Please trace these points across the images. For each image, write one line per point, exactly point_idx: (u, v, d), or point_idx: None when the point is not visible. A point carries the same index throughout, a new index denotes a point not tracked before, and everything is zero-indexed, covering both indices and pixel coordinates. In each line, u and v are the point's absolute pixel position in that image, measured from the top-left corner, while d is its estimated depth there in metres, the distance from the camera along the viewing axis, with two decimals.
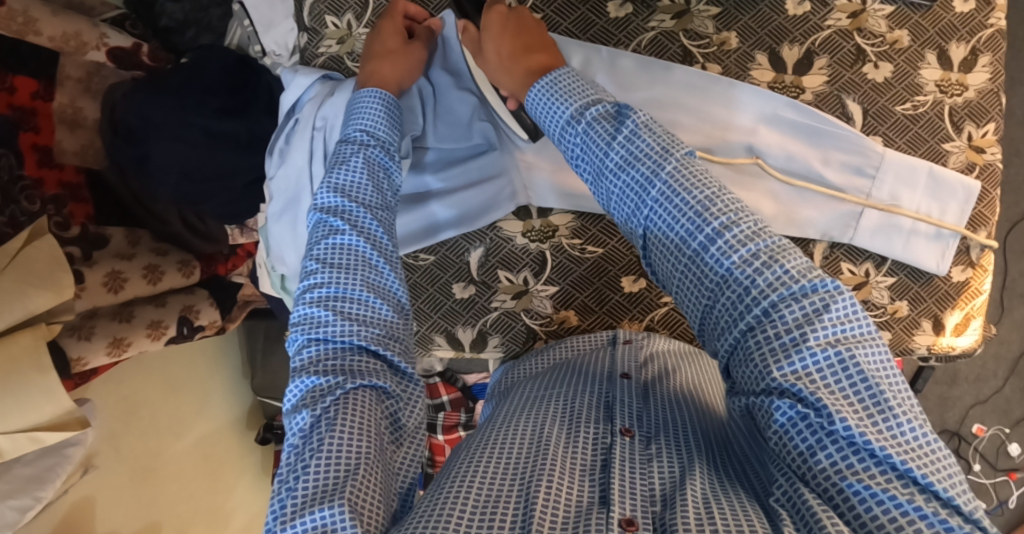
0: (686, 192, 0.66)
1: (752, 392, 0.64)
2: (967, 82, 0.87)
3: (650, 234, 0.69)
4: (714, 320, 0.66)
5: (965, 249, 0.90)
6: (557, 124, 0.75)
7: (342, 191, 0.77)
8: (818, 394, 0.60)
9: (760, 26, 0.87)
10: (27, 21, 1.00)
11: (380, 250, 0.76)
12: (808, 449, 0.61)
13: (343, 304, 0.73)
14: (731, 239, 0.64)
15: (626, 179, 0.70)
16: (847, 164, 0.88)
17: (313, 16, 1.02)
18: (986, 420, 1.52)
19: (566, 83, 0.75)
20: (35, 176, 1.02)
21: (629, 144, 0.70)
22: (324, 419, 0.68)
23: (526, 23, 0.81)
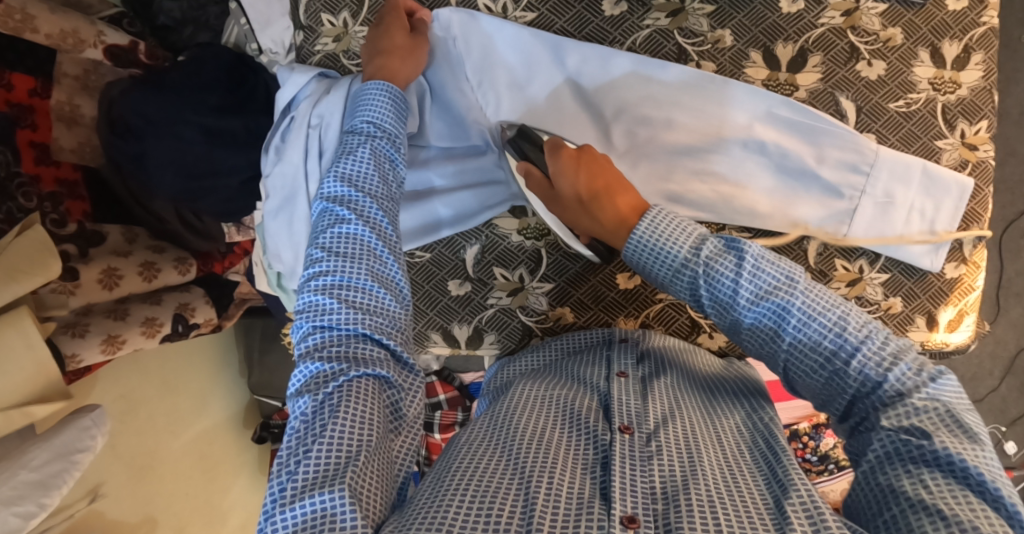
0: (822, 316, 0.67)
1: (870, 429, 0.66)
2: (960, 79, 0.87)
3: (790, 360, 0.70)
4: (853, 415, 0.69)
5: (958, 244, 0.90)
6: (669, 268, 0.74)
7: (347, 180, 0.77)
8: (924, 427, 0.62)
9: (754, 24, 0.87)
10: (25, 18, 0.98)
11: (384, 239, 0.76)
12: (896, 475, 0.62)
13: (348, 292, 0.73)
14: (869, 352, 0.66)
15: (759, 315, 0.70)
16: (842, 161, 0.88)
17: (309, 14, 1.02)
18: (983, 419, 1.52)
19: (669, 226, 0.74)
20: (33, 173, 1.04)
21: (755, 280, 0.70)
22: (328, 405, 0.68)
23: (598, 162, 0.80)
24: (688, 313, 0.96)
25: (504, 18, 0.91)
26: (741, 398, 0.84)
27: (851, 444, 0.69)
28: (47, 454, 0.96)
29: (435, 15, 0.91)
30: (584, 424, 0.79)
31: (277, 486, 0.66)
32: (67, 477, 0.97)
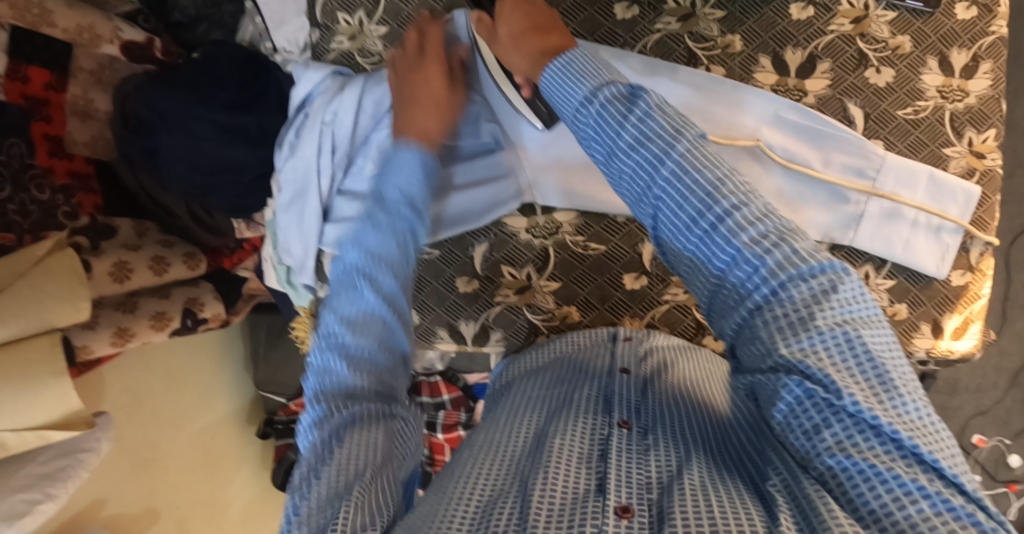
0: (699, 173, 0.66)
1: (760, 372, 0.65)
2: (969, 88, 0.88)
3: (663, 214, 0.68)
4: (722, 298, 0.67)
5: (964, 251, 0.90)
6: (571, 106, 0.74)
7: (372, 246, 0.77)
8: (833, 374, 0.61)
9: (763, 30, 0.88)
10: (42, 13, 1.00)
11: (401, 318, 0.77)
12: (815, 429, 0.63)
13: (362, 363, 0.74)
14: (741, 221, 0.64)
15: (638, 157, 0.69)
16: (848, 166, 0.89)
17: (325, 12, 0.99)
18: (986, 431, 1.52)
19: (580, 63, 0.74)
20: (46, 165, 1.06)
21: (641, 124, 0.69)
22: (324, 431, 0.71)
23: (534, 2, 0.81)
24: (693, 314, 0.97)
25: None
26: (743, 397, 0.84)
27: (743, 384, 0.68)
28: (53, 451, 1.00)
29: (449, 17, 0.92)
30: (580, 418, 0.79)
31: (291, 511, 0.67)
32: (72, 473, 1.00)
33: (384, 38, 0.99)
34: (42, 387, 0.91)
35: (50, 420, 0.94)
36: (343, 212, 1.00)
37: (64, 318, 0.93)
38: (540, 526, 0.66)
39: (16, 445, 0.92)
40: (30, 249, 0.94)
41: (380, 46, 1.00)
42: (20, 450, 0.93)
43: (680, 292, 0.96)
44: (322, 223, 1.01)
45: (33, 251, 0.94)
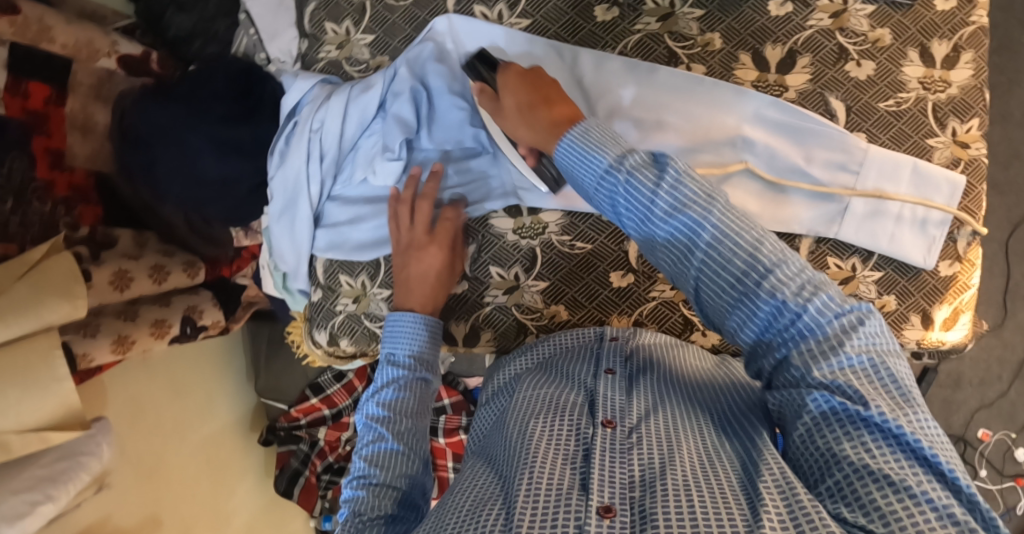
0: (735, 235, 0.69)
1: (791, 389, 0.69)
2: (950, 78, 0.88)
3: (703, 280, 0.71)
4: (770, 337, 0.69)
5: (951, 242, 0.90)
6: (593, 174, 0.75)
7: (387, 417, 0.84)
8: (859, 389, 0.64)
9: (742, 27, 0.89)
10: (42, 29, 1.04)
11: (414, 447, 0.83)
12: (836, 441, 0.65)
13: (382, 484, 0.79)
14: (781, 277, 0.67)
15: (673, 225, 0.71)
16: (831, 161, 0.89)
17: (313, 23, 1.01)
18: (992, 425, 1.50)
19: (599, 135, 0.75)
20: (47, 179, 1.06)
21: (673, 191, 0.71)
22: (360, 511, 0.77)
23: (542, 78, 0.84)
24: (681, 310, 0.97)
25: (498, 23, 0.94)
26: (734, 393, 0.84)
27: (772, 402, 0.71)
28: (54, 454, 1.01)
29: (431, 25, 0.95)
30: (567, 420, 0.81)
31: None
32: (74, 476, 1.01)
33: (371, 46, 1.00)
34: (43, 390, 0.94)
35: (49, 423, 0.96)
36: (334, 217, 1.02)
37: (60, 314, 0.94)
38: (525, 527, 0.69)
39: (19, 449, 0.93)
40: (28, 253, 0.97)
41: (366, 54, 1.00)
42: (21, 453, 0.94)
43: (667, 288, 0.97)
44: (313, 230, 1.02)
45: (29, 256, 0.97)
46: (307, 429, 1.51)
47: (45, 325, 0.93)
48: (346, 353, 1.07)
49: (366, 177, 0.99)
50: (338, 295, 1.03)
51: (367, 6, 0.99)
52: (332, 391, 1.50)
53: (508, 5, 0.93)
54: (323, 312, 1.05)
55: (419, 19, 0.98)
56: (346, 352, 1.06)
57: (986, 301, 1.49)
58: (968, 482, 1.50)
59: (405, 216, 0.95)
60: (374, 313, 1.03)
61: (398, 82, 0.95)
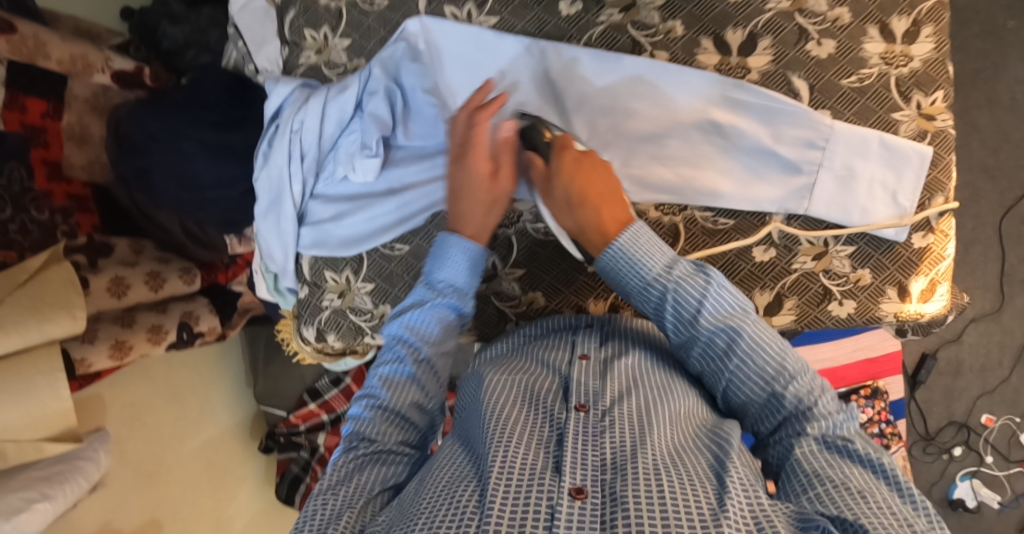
0: (767, 347, 0.77)
1: (784, 438, 0.75)
2: (912, 52, 0.89)
3: (732, 383, 0.78)
4: (781, 429, 0.76)
5: (923, 213, 0.91)
6: (640, 281, 0.80)
7: (412, 334, 0.85)
8: (847, 440, 0.72)
9: (703, 13, 0.91)
10: (37, 45, 1.08)
11: (426, 374, 0.85)
12: (822, 464, 0.70)
13: (389, 409, 0.82)
14: (804, 385, 0.76)
15: (713, 332, 0.78)
16: (798, 138, 0.90)
17: (292, 29, 1.05)
18: (995, 410, 1.52)
19: (645, 241, 0.81)
20: (45, 188, 1.11)
21: (716, 303, 0.78)
22: (366, 434, 0.80)
23: (595, 172, 0.86)
24: None
25: (468, 23, 0.96)
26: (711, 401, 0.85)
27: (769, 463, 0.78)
28: (51, 459, 1.05)
29: (404, 26, 0.96)
30: (542, 405, 0.80)
31: (308, 510, 0.73)
32: (69, 478, 1.05)
33: (348, 50, 1.03)
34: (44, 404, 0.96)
35: (47, 435, 0.99)
36: (317, 214, 1.04)
37: (61, 330, 0.96)
38: (498, 502, 0.67)
39: (16, 456, 0.97)
40: (27, 262, 0.99)
41: (344, 58, 1.04)
42: (16, 460, 0.97)
43: None
44: (298, 227, 1.05)
45: (29, 264, 0.99)
46: (306, 435, 1.53)
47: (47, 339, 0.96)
48: (334, 349, 1.09)
49: (346, 174, 1.01)
50: (323, 291, 1.06)
51: (342, 11, 1.02)
52: (329, 396, 1.50)
53: (476, 4, 0.96)
54: (309, 309, 1.07)
55: (393, 22, 1.00)
56: (334, 348, 1.09)
57: (982, 286, 1.49)
58: (973, 471, 1.53)
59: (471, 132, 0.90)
60: (358, 307, 1.05)
61: (373, 82, 0.97)
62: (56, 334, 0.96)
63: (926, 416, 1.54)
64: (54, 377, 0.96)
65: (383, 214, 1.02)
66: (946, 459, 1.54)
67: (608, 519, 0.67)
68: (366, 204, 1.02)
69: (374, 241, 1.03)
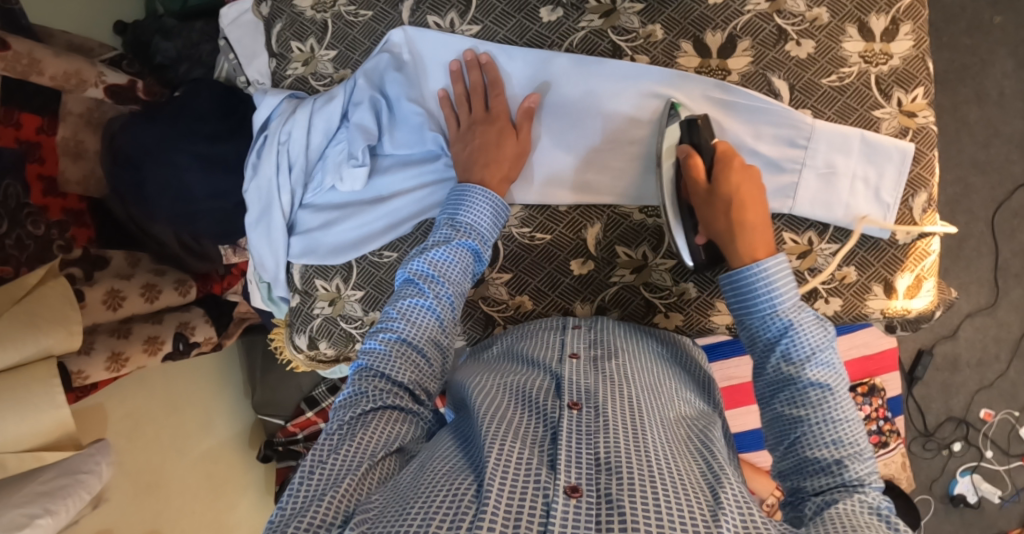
0: (852, 419, 0.72)
1: (828, 501, 0.69)
2: (891, 50, 0.90)
3: (805, 433, 0.73)
4: (828, 492, 0.70)
5: (907, 209, 0.92)
6: (769, 307, 0.77)
7: (434, 268, 0.85)
8: (893, 518, 0.66)
9: (682, 17, 0.92)
10: (32, 62, 1.08)
11: (445, 312, 0.85)
12: (862, 522, 0.64)
13: (403, 346, 0.82)
14: (866, 463, 0.70)
15: (814, 379, 0.73)
16: (779, 137, 0.91)
17: (279, 41, 1.06)
18: (994, 405, 1.51)
19: (783, 279, 0.78)
20: (41, 203, 1.13)
21: (826, 359, 0.74)
22: (383, 371, 0.81)
23: (747, 190, 0.84)
24: (642, 293, 1.00)
25: (450, 32, 0.98)
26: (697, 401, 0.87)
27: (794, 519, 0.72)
28: (54, 472, 1.06)
29: (388, 37, 0.98)
30: (536, 404, 0.81)
31: (305, 467, 0.74)
32: (71, 492, 1.05)
33: (334, 61, 1.04)
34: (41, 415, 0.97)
35: (45, 442, 1.00)
36: (306, 223, 1.06)
37: (57, 341, 0.98)
38: (495, 493, 0.68)
39: (16, 467, 0.97)
40: (21, 281, 0.99)
41: (331, 69, 1.04)
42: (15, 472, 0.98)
43: (627, 273, 0.99)
44: (288, 237, 1.06)
45: (26, 280, 0.99)
46: (305, 443, 1.53)
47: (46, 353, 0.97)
48: (327, 357, 1.10)
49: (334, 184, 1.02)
50: (314, 299, 1.07)
51: (329, 24, 1.03)
52: (326, 404, 1.52)
53: (459, 13, 0.97)
54: (302, 317, 1.08)
55: (378, 33, 1.01)
56: (326, 356, 1.10)
57: (977, 281, 1.49)
58: (974, 466, 1.53)
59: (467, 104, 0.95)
60: (349, 314, 1.06)
61: (358, 92, 0.99)
62: (51, 345, 0.97)
63: (924, 412, 1.54)
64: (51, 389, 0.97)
65: (372, 221, 1.03)
66: (946, 455, 1.54)
67: (602, 518, 0.67)
68: (354, 212, 1.03)
69: (362, 248, 1.03)
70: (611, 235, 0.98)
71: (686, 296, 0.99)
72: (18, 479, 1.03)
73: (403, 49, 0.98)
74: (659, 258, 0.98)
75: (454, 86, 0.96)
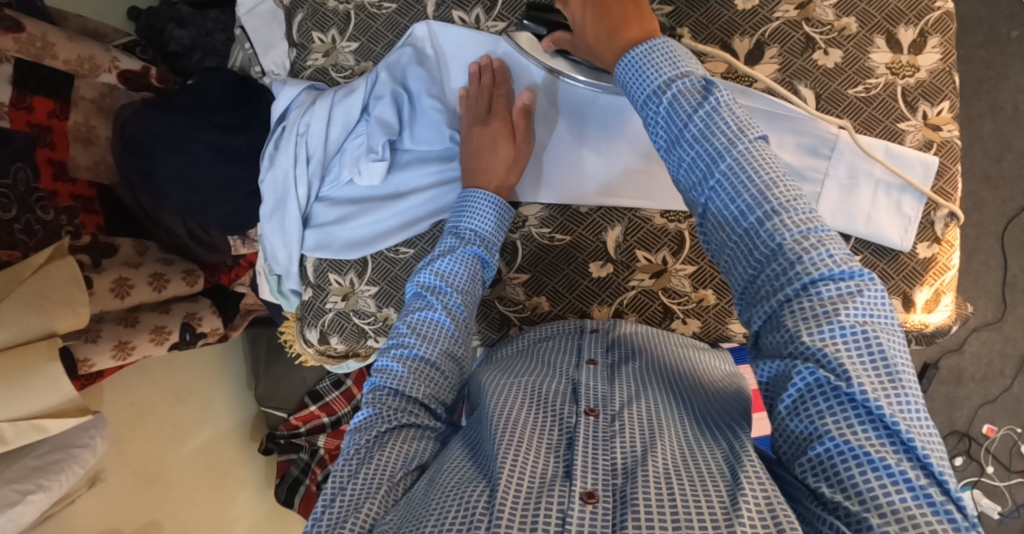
0: (754, 172, 0.68)
1: (778, 356, 0.66)
2: (918, 63, 0.89)
3: (708, 209, 0.71)
4: (757, 287, 0.68)
5: (929, 223, 0.92)
6: (645, 90, 0.74)
7: (442, 277, 0.85)
8: (847, 368, 0.61)
9: (710, 22, 0.91)
10: (44, 46, 1.07)
11: (458, 324, 0.84)
12: (819, 414, 0.63)
13: (416, 361, 0.81)
14: (787, 221, 0.66)
15: (698, 151, 0.71)
16: (802, 145, 0.91)
17: (300, 32, 1.04)
18: (997, 420, 1.51)
19: (659, 53, 0.74)
20: (50, 188, 1.11)
21: (707, 122, 0.71)
22: (398, 389, 0.80)
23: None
24: (661, 298, 0.99)
25: (476, 28, 0.97)
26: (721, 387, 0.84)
27: (756, 372, 0.69)
28: (47, 446, 1.04)
29: (412, 30, 0.97)
30: (551, 406, 0.79)
31: (326, 493, 0.74)
32: (66, 468, 1.03)
33: (356, 53, 1.03)
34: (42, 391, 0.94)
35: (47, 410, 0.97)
36: (322, 217, 1.05)
37: (64, 321, 0.97)
38: (508, 507, 0.68)
39: (15, 437, 0.94)
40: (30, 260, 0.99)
41: (352, 61, 1.03)
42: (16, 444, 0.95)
43: (646, 277, 0.99)
44: (302, 230, 1.05)
45: (33, 260, 0.99)
46: (306, 437, 1.51)
47: (49, 332, 0.96)
48: (337, 351, 1.09)
49: (352, 177, 1.01)
50: (327, 294, 1.06)
51: (352, 15, 1.02)
52: (330, 399, 1.50)
53: (485, 9, 0.96)
54: (313, 310, 1.07)
55: (401, 26, 1.00)
56: (337, 350, 1.09)
57: (985, 295, 1.49)
58: (974, 481, 1.53)
59: (473, 104, 0.95)
60: (362, 310, 1.05)
61: (380, 86, 0.97)
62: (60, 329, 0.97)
63: None
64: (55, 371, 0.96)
65: (389, 217, 1.02)
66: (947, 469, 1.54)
67: (618, 524, 0.67)
68: (371, 208, 1.02)
69: (377, 244, 1.02)
70: (631, 239, 0.97)
71: (705, 302, 0.99)
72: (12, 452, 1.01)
73: (426, 47, 0.98)
74: (678, 264, 0.98)
75: (469, 86, 0.95)
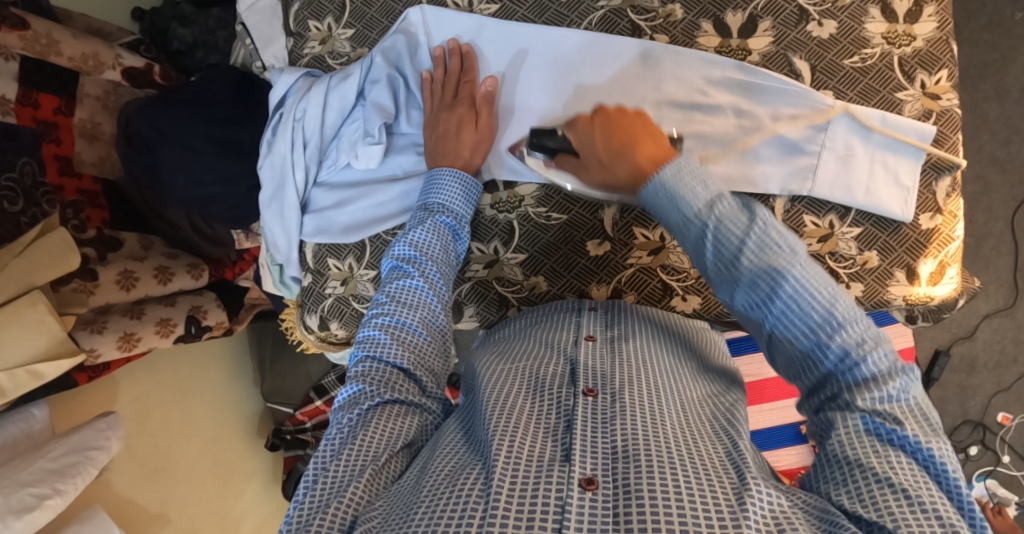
0: (819, 295, 0.66)
1: (830, 410, 0.67)
2: (915, 32, 0.89)
3: (776, 330, 0.68)
4: (821, 380, 0.68)
5: (931, 193, 0.91)
6: (682, 216, 0.72)
7: (415, 245, 0.86)
8: (898, 415, 0.64)
9: None
10: (50, 43, 1.09)
11: (437, 292, 0.84)
12: (865, 453, 0.63)
13: (400, 332, 0.81)
14: (853, 335, 0.65)
15: (757, 274, 0.68)
16: (800, 118, 0.90)
17: (296, 21, 1.05)
18: (1011, 409, 1.49)
19: (690, 177, 0.72)
20: (57, 183, 1.12)
21: (760, 243, 0.68)
22: (379, 357, 0.80)
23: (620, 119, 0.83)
24: (660, 275, 0.99)
25: (469, 11, 0.98)
26: (717, 382, 0.83)
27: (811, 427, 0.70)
28: (65, 448, 1.05)
29: (406, 16, 0.99)
30: (549, 391, 0.78)
31: (309, 475, 0.73)
32: (82, 470, 1.04)
33: (351, 40, 1.04)
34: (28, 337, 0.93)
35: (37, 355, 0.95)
36: (320, 202, 1.06)
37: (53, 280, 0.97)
38: (504, 497, 0.66)
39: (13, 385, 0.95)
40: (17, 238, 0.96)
41: (347, 48, 1.04)
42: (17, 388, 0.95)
43: (644, 255, 0.98)
44: (301, 216, 1.05)
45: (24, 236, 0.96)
46: (312, 432, 1.54)
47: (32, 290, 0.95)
48: (338, 338, 1.10)
49: (349, 162, 1.02)
50: (326, 279, 1.06)
51: (346, 3, 1.03)
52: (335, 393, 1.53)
53: None
54: (313, 297, 1.08)
55: (396, 12, 1.01)
56: (337, 337, 1.09)
57: (996, 281, 1.46)
58: (990, 471, 1.51)
59: (438, 88, 0.96)
60: (361, 295, 1.05)
61: (375, 70, 0.98)
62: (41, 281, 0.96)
63: (941, 414, 1.51)
64: (43, 323, 0.94)
65: (387, 201, 1.02)
66: (963, 459, 1.51)
67: (619, 510, 0.65)
68: (369, 191, 1.03)
69: (374, 228, 1.03)
70: (628, 216, 0.97)
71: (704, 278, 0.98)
72: (29, 455, 1.01)
73: (422, 33, 0.99)
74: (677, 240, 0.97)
75: (435, 69, 0.97)
